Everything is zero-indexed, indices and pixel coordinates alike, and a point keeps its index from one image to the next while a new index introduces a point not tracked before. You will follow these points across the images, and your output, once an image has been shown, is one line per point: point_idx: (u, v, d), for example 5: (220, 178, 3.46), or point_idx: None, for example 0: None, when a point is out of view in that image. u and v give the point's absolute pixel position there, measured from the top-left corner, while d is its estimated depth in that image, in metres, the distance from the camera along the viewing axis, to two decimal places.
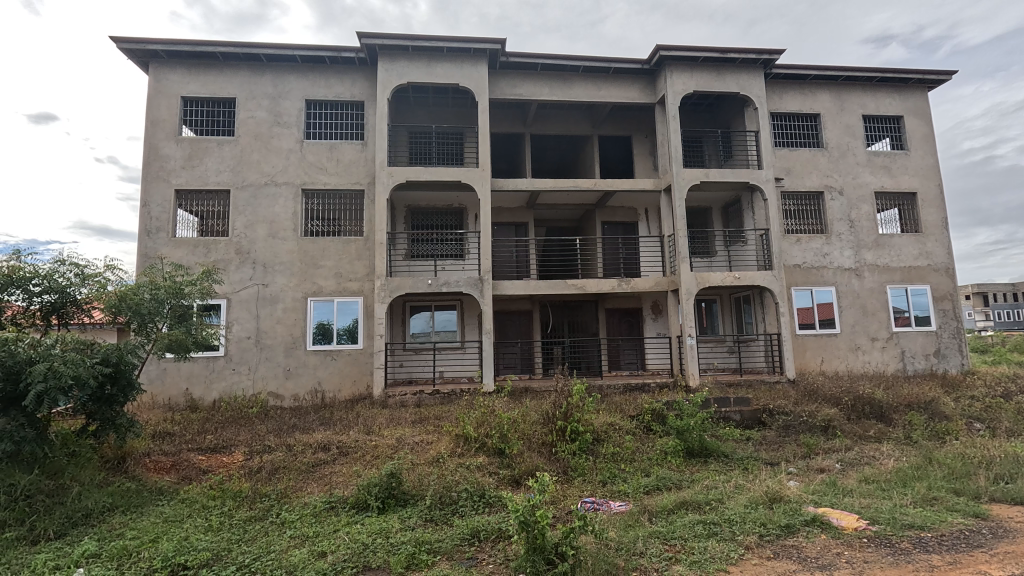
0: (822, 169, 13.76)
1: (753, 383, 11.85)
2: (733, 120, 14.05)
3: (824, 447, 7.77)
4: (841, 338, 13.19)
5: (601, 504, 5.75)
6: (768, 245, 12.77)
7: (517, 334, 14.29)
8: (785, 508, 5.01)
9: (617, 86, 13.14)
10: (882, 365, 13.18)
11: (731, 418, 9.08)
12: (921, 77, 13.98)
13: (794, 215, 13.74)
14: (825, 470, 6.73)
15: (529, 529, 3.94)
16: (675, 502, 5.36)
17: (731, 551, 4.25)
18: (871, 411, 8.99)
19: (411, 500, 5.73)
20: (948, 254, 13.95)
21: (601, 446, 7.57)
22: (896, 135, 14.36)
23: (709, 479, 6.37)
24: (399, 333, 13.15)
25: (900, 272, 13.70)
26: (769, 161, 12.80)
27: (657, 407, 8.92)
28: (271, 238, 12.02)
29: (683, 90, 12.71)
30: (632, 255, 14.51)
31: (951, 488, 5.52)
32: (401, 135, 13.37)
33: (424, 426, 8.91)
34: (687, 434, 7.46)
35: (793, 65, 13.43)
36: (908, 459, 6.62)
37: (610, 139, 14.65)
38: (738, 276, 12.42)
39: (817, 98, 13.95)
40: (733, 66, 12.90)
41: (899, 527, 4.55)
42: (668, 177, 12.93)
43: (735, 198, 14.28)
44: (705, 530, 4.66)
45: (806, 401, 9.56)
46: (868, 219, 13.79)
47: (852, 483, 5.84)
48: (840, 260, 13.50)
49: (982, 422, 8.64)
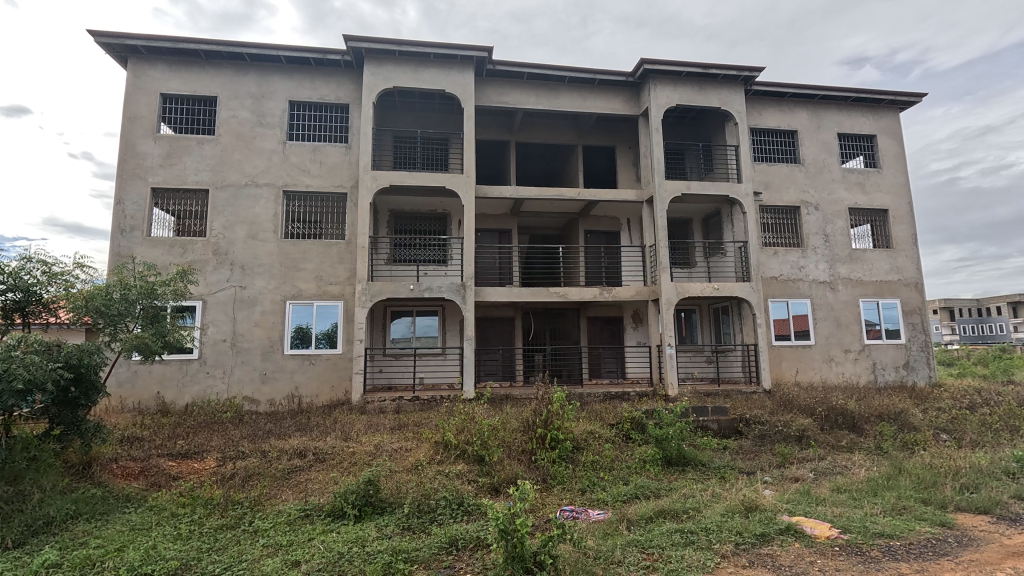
0: (799, 184, 14.12)
1: (731, 392, 12.01)
2: (714, 134, 14.34)
3: (798, 456, 7.94)
4: (815, 349, 13.49)
5: (579, 513, 5.76)
6: (746, 257, 13.01)
7: (499, 341, 14.31)
8: (760, 517, 5.08)
9: (602, 97, 13.31)
10: (854, 376, 13.50)
11: (708, 427, 9.25)
12: (894, 98, 14.48)
13: (771, 228, 14.04)
14: (799, 479, 6.87)
15: (508, 538, 3.91)
16: (653, 511, 5.40)
17: (707, 560, 4.27)
18: (843, 421, 9.23)
19: (389, 508, 5.67)
20: (918, 269, 14.40)
21: (581, 454, 7.62)
22: (869, 152, 14.83)
23: (687, 488, 6.43)
24: (380, 337, 13.03)
25: (873, 286, 14.10)
26: (749, 175, 13.09)
27: (637, 416, 8.97)
28: (250, 239, 11.82)
29: (667, 104, 12.93)
30: (614, 264, 14.65)
31: (919, 498, 5.65)
32: (386, 139, 13.33)
33: (403, 432, 8.83)
34: (666, 442, 7.56)
35: (772, 83, 13.81)
36: (878, 469, 6.78)
37: (594, 149, 14.83)
38: (717, 287, 12.62)
39: (795, 115, 14.34)
40: (715, 81, 13.19)
41: (870, 536, 4.65)
42: (650, 188, 13.11)
43: (715, 210, 14.55)
44: (682, 539, 4.70)
45: (782, 411, 9.74)
46: (843, 234, 14.16)
47: (825, 492, 5.95)
48: (816, 273, 13.84)
49: (949, 433, 8.90)
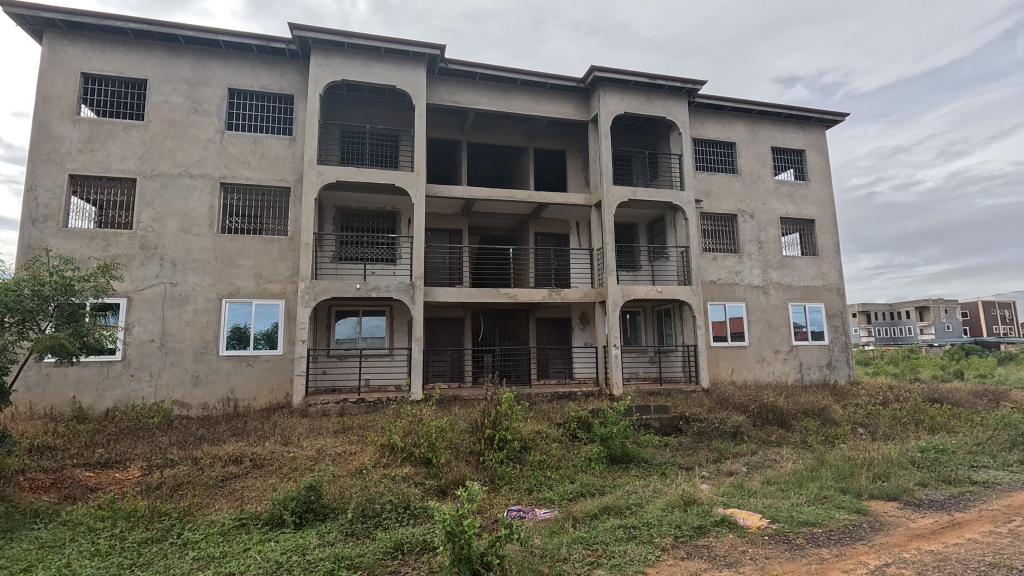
0: (736, 194, 14.91)
1: (672, 391, 12.50)
2: (659, 142, 14.89)
3: (733, 451, 8.37)
4: (749, 350, 14.28)
5: (527, 512, 5.81)
6: (688, 262, 13.59)
7: (447, 341, 14.19)
8: (698, 510, 5.32)
9: (553, 101, 13.51)
10: (783, 375, 14.39)
11: (650, 425, 9.57)
12: (820, 116, 15.57)
13: (711, 235, 14.74)
14: (733, 473, 7.24)
15: (455, 540, 3.89)
16: (598, 508, 5.53)
17: (648, 553, 4.42)
18: (773, 417, 9.83)
19: (332, 514, 5.49)
20: (839, 276, 15.55)
21: (529, 454, 7.69)
22: (798, 166, 15.87)
23: (630, 485, 6.62)
24: (324, 338, 12.60)
25: (800, 291, 15.09)
26: (691, 183, 13.68)
27: (583, 415, 9.17)
28: (183, 233, 11.12)
29: (615, 111, 13.29)
30: (563, 266, 14.90)
31: (839, 487, 6.10)
32: (333, 133, 12.92)
33: (347, 436, 8.57)
34: (610, 441, 7.76)
35: (713, 96, 14.50)
36: (804, 462, 7.26)
37: (545, 152, 15.02)
38: (660, 290, 13.09)
39: (733, 128, 15.13)
40: (661, 92, 13.70)
41: (795, 524, 4.98)
42: (598, 193, 13.42)
43: (659, 216, 15.10)
44: (625, 534, 4.84)
45: (718, 408, 10.24)
46: (775, 242, 15.07)
47: (756, 485, 6.31)
48: (750, 278, 14.65)
49: (865, 427, 9.66)
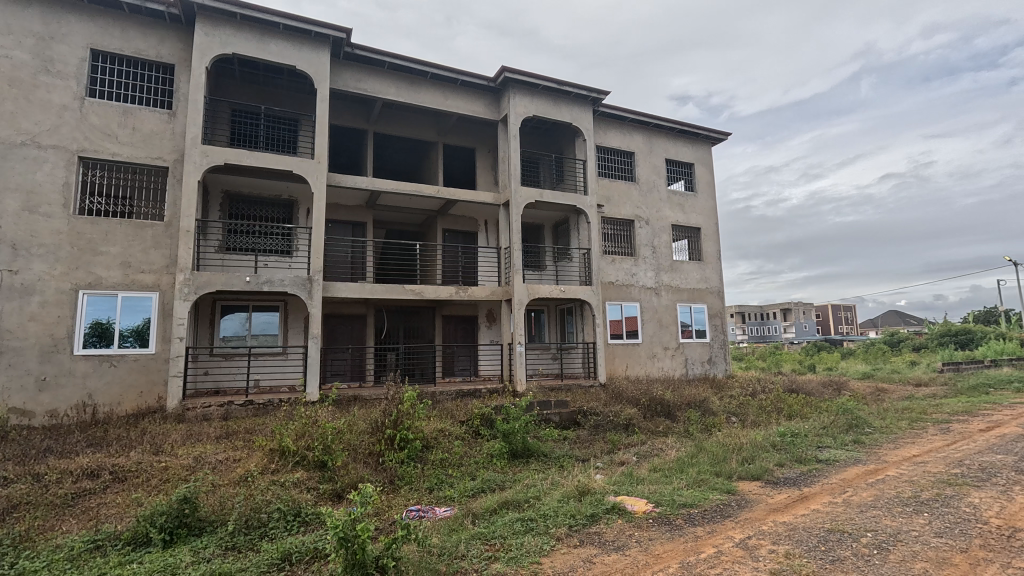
0: (633, 201, 15.89)
1: (572, 386, 13.03)
2: (565, 147, 15.43)
3: (625, 442, 8.93)
4: (641, 347, 15.29)
5: (426, 511, 5.73)
6: (589, 263, 14.24)
7: (348, 339, 13.59)
8: (591, 499, 5.60)
9: (464, 98, 13.45)
10: (671, 370, 15.61)
11: (551, 420, 9.93)
12: (707, 134, 17.09)
13: (610, 238, 15.57)
14: (624, 462, 7.73)
15: (349, 546, 3.72)
16: (497, 503, 5.61)
17: (544, 544, 4.56)
18: (660, 409, 10.63)
19: (208, 528, 5.00)
20: (720, 279, 17.19)
21: (430, 453, 7.60)
22: (688, 178, 17.29)
23: (529, 478, 6.80)
24: (206, 335, 11.48)
25: (687, 293, 16.45)
26: (593, 188, 14.34)
27: (487, 411, 9.26)
28: (27, 213, 9.52)
29: (524, 113, 13.54)
30: (470, 264, 14.91)
31: (713, 471, 6.74)
32: (221, 111, 11.80)
33: (231, 441, 7.88)
34: (512, 436, 7.91)
35: (615, 107, 15.32)
36: (685, 449, 7.94)
37: (454, 148, 14.92)
38: (563, 290, 13.58)
39: (632, 138, 16.11)
40: (567, 98, 14.20)
41: (676, 507, 5.41)
42: (506, 192, 13.60)
43: (564, 218, 15.66)
44: (523, 527, 4.95)
45: (613, 402, 10.86)
46: (666, 247, 16.28)
47: (644, 473, 6.78)
48: (644, 279, 15.70)
49: (737, 415, 10.78)
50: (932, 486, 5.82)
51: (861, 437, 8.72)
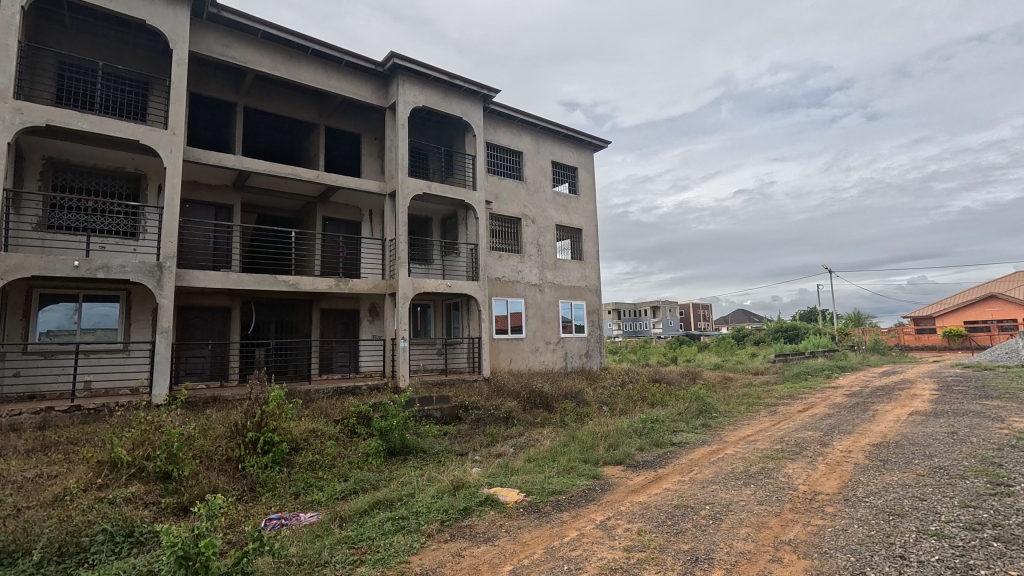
0: (521, 199, 16.30)
1: (456, 381, 13.03)
2: (455, 141, 15.34)
3: (504, 434, 9.14)
4: (525, 341, 15.77)
5: (289, 518, 5.33)
6: (476, 258, 14.33)
7: (208, 334, 12.22)
8: (465, 493, 5.63)
9: (349, 80, 12.73)
10: (551, 363, 16.31)
11: (431, 415, 9.84)
12: (590, 140, 18.08)
13: (498, 235, 15.81)
14: (501, 454, 7.90)
15: (188, 565, 3.33)
16: (368, 504, 5.41)
17: (413, 542, 4.49)
18: (539, 401, 11.04)
19: (5, 562, 4.17)
20: (598, 278, 18.32)
21: (299, 455, 7.10)
22: (572, 181, 18.15)
23: (405, 476, 6.64)
24: (17, 330, 9.58)
25: (568, 290, 17.29)
26: (482, 185, 14.43)
27: (364, 409, 8.89)
28: None
29: (413, 102, 13.19)
30: (353, 256, 14.21)
31: (583, 458, 7.16)
32: (44, 62, 9.88)
33: (46, 455, 6.65)
34: (390, 434, 7.67)
35: (505, 106, 15.57)
36: (559, 439, 8.33)
37: (338, 132, 14.09)
38: (449, 284, 13.50)
39: (521, 138, 16.50)
40: (458, 92, 14.10)
41: (546, 494, 5.65)
42: (393, 183, 13.14)
43: (453, 212, 15.57)
44: (393, 526, 4.83)
45: (494, 395, 11.06)
46: (550, 246, 16.94)
47: (519, 463, 6.99)
48: (529, 276, 16.19)
49: (608, 405, 11.58)
50: (759, 461, 6.74)
51: (708, 421, 9.84)
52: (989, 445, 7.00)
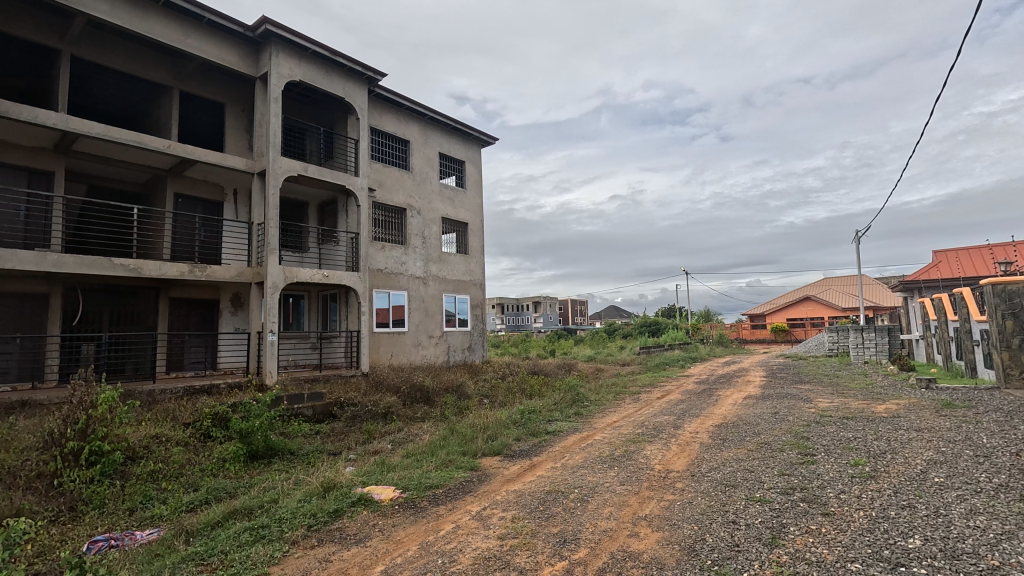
0: (406, 189, 15.85)
1: (331, 377, 12.31)
2: (336, 123, 14.43)
3: (381, 431, 8.84)
4: (407, 335, 15.40)
5: (120, 539, 4.60)
6: (356, 248, 13.64)
7: (15, 327, 10.11)
8: (336, 494, 5.33)
9: (211, 41, 11.31)
10: (434, 357, 16.15)
11: (302, 414, 9.12)
12: (478, 135, 18.16)
13: (381, 224, 15.21)
14: (378, 451, 7.63)
15: None
16: (222, 514, 4.87)
17: (275, 552, 4.14)
18: (420, 395, 10.87)
19: None
20: (482, 273, 18.51)
21: (136, 466, 6.17)
22: (459, 174, 18.09)
23: (268, 481, 6.10)
24: None
25: (453, 283, 17.24)
26: (365, 171, 13.76)
27: (221, 410, 8.00)
28: None
29: (289, 75, 12.12)
30: (212, 239, 12.70)
31: (462, 450, 7.18)
32: None
33: None
34: (252, 436, 6.99)
35: (392, 91, 15.00)
36: (438, 433, 8.28)
37: (196, 99, 12.47)
38: (326, 274, 12.69)
39: (407, 127, 16.04)
40: (341, 70, 13.27)
41: (422, 489, 5.57)
42: (263, 161, 11.96)
43: (332, 198, 14.64)
44: (252, 536, 4.41)
45: (373, 391, 10.65)
46: (436, 238, 16.73)
47: (396, 460, 6.81)
48: (413, 269, 15.83)
49: (488, 397, 11.78)
50: (622, 445, 7.34)
51: (580, 409, 10.47)
52: (799, 422, 8.39)
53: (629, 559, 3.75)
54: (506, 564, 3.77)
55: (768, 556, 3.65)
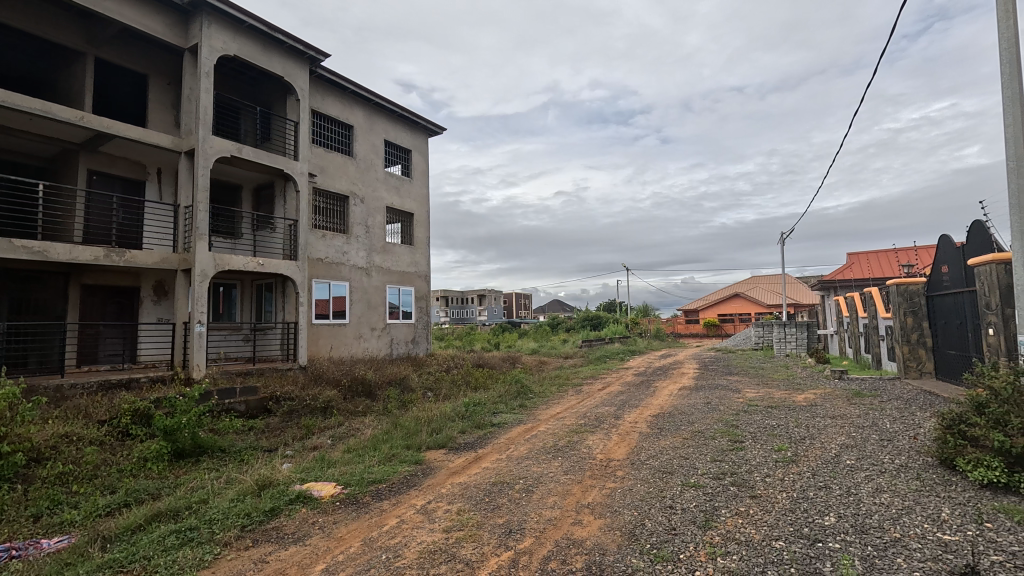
0: (349, 176, 15.31)
1: (265, 370, 11.73)
2: (274, 103, 13.69)
3: (320, 426, 8.53)
4: (348, 327, 14.92)
5: (23, 548, 4.18)
6: (295, 236, 13.03)
7: None
8: (272, 492, 5.10)
9: (133, 6, 10.38)
10: (376, 350, 15.75)
11: (234, 410, 8.79)
12: (426, 124, 17.82)
13: (321, 212, 14.61)
14: (317, 447, 7.35)
15: None
16: (144, 518, 4.54)
17: (204, 555, 3.90)
18: (362, 389, 10.60)
19: None
20: (427, 265, 18.23)
21: (42, 468, 5.61)
22: (405, 163, 17.68)
23: (196, 481, 5.73)
24: None
25: (397, 275, 16.87)
26: (305, 155, 13.15)
27: (143, 406, 7.43)
28: None
29: (222, 49, 11.33)
30: (133, 221, 11.73)
31: (406, 444, 7.07)
32: None
33: None
34: (177, 433, 6.52)
35: (335, 73, 14.41)
36: (381, 427, 8.10)
37: (116, 69, 11.43)
38: (261, 263, 12.04)
39: (351, 111, 15.48)
40: (280, 47, 12.57)
41: (365, 484, 5.44)
42: (192, 139, 11.14)
43: (268, 182, 13.89)
44: (179, 539, 4.14)
45: (311, 384, 10.25)
46: (380, 228, 16.28)
47: (337, 455, 6.61)
48: (355, 259, 15.33)
49: (432, 390, 11.64)
50: (566, 436, 7.50)
51: (524, 401, 10.58)
52: (730, 411, 8.90)
53: (573, 547, 3.84)
54: (451, 557, 3.75)
55: (702, 538, 3.85)
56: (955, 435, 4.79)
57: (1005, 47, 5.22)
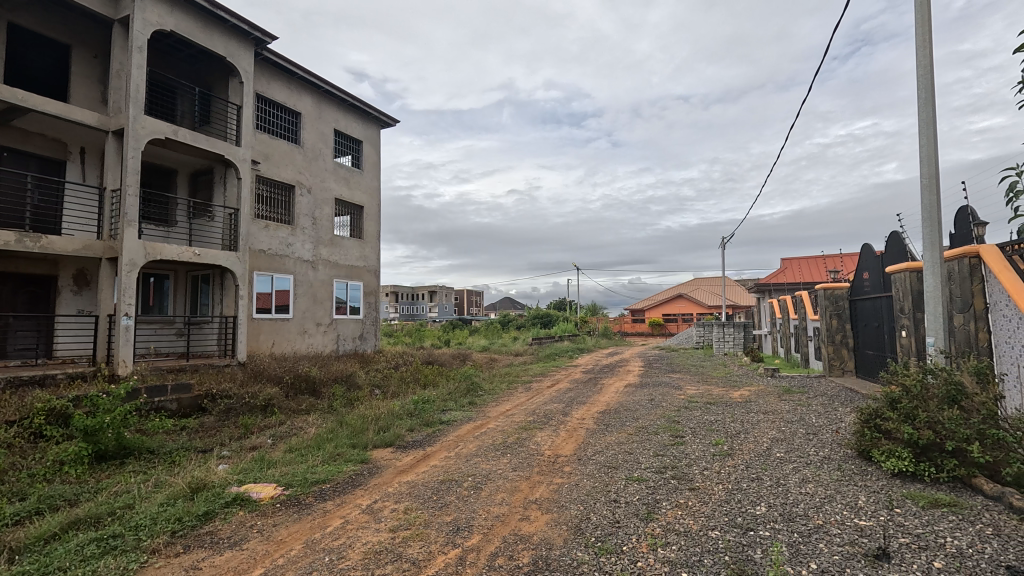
0: (296, 165, 14.70)
1: (200, 366, 11.09)
2: (215, 84, 12.95)
3: (259, 425, 8.16)
4: (291, 322, 14.34)
5: None
6: (235, 225, 12.38)
7: None
8: (207, 495, 4.85)
9: None
10: (321, 346, 15.24)
11: (164, 409, 8.29)
12: (378, 115, 17.37)
13: (265, 201, 13.96)
14: (256, 447, 7.04)
15: None
16: (60, 526, 4.20)
17: (129, 563, 3.66)
18: (306, 386, 10.25)
19: None
20: (377, 259, 17.81)
21: None
22: (355, 154, 17.19)
23: (120, 485, 5.35)
24: None
25: (345, 269, 16.38)
26: (248, 141, 12.51)
27: (61, 405, 6.86)
28: None
29: (158, 23, 10.58)
30: (51, 204, 10.77)
31: (352, 443, 6.90)
32: None
33: None
34: (100, 435, 6.04)
35: (282, 57, 13.80)
36: (326, 425, 7.87)
37: (35, 38, 10.48)
38: (197, 253, 11.36)
39: (298, 97, 14.87)
40: (222, 26, 11.89)
41: (308, 485, 5.27)
42: (121, 118, 10.33)
43: (207, 168, 13.11)
44: (100, 548, 3.85)
45: (251, 381, 9.78)
46: (327, 220, 15.74)
47: (277, 455, 6.36)
48: (300, 251, 14.75)
49: (380, 388, 11.40)
50: (514, 432, 7.57)
51: (474, 399, 10.57)
52: (672, 408, 9.27)
53: (519, 542, 3.88)
54: (398, 556, 3.71)
55: (645, 531, 3.99)
56: (872, 428, 5.20)
57: (922, 74, 5.70)
